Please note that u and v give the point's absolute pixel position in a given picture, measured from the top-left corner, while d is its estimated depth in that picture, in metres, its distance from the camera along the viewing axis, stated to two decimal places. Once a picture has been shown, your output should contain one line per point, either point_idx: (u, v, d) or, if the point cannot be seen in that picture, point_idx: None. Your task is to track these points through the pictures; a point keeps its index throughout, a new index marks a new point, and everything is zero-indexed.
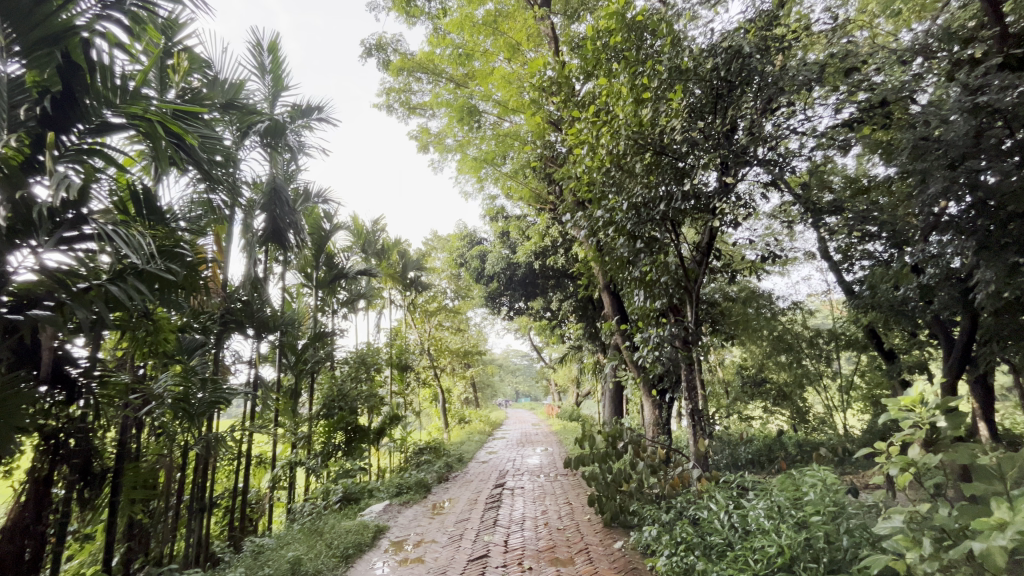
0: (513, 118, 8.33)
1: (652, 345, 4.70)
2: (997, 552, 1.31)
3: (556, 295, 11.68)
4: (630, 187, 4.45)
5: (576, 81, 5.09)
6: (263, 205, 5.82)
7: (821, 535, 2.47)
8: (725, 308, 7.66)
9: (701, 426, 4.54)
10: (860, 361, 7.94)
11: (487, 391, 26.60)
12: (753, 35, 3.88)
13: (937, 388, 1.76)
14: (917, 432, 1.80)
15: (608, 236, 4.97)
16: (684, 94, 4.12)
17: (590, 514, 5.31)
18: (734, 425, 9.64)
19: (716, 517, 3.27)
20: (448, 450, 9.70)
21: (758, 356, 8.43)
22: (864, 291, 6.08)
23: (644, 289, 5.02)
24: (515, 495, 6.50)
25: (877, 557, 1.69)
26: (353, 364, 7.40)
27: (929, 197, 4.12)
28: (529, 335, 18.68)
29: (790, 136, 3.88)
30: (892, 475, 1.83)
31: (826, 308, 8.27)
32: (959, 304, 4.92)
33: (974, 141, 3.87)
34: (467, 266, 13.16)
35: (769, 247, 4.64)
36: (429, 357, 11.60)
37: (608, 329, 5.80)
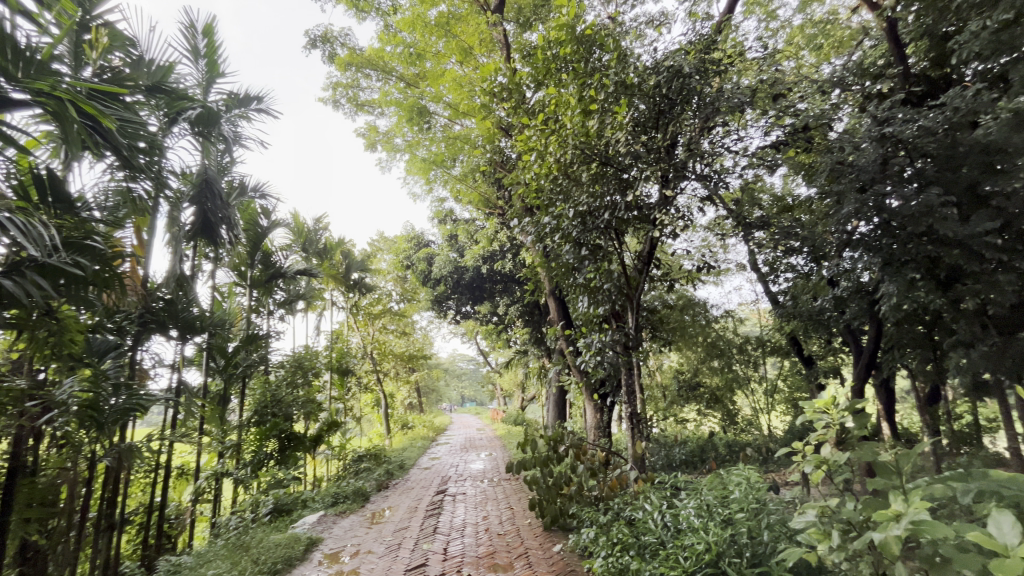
0: (463, 121, 8.32)
1: (595, 350, 4.81)
2: (893, 541, 1.43)
3: (503, 300, 11.74)
4: (576, 195, 4.56)
5: (527, 88, 5.14)
6: (192, 197, 5.43)
7: (743, 530, 2.63)
8: (665, 315, 8.01)
9: (639, 429, 4.64)
10: (783, 366, 8.56)
11: (432, 396, 26.15)
12: (693, 56, 4.05)
13: (846, 392, 1.91)
14: (829, 432, 1.96)
15: (554, 243, 5.04)
16: (629, 108, 4.27)
17: (531, 518, 5.33)
18: (670, 428, 10.05)
19: (650, 517, 3.37)
20: (388, 457, 9.43)
21: (693, 361, 8.85)
22: (787, 302, 6.47)
23: (588, 295, 5.12)
24: (457, 502, 6.40)
25: (792, 550, 1.78)
26: (289, 368, 7.06)
27: (843, 216, 4.53)
28: (476, 340, 18.62)
29: (725, 154, 4.13)
30: (808, 473, 1.97)
31: (754, 316, 8.83)
32: (867, 315, 5.42)
33: (881, 168, 4.34)
34: (413, 269, 12.94)
35: (705, 257, 4.88)
36: (372, 361, 11.26)
37: (553, 334, 5.89)
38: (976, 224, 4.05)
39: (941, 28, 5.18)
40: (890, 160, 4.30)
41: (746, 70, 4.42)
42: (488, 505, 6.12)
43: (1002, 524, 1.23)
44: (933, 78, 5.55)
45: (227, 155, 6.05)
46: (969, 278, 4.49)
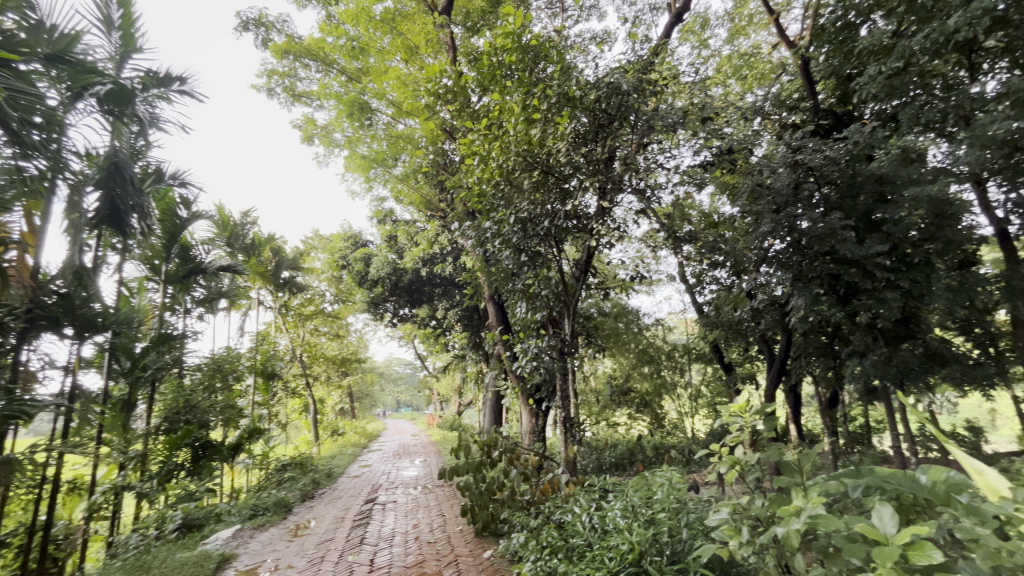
0: (407, 121, 8.16)
1: (531, 355, 4.80)
2: (793, 534, 1.57)
3: (442, 304, 11.61)
4: (517, 202, 4.62)
5: (472, 93, 5.13)
6: (98, 180, 4.91)
7: (664, 530, 2.77)
8: (600, 322, 8.28)
9: (572, 433, 4.77)
10: (706, 372, 9.10)
11: (365, 401, 25.25)
12: (631, 75, 4.23)
13: (758, 396, 2.07)
14: (742, 434, 2.09)
15: (494, 248, 5.04)
16: (571, 120, 4.39)
17: (462, 525, 5.27)
18: (602, 432, 10.34)
19: (578, 520, 3.45)
20: (315, 466, 8.97)
21: (625, 367, 9.22)
22: (711, 311, 6.92)
23: (526, 301, 5.13)
24: (387, 510, 6.21)
25: (707, 547, 1.89)
26: (207, 371, 6.55)
27: (760, 234, 4.91)
28: (414, 344, 18.23)
29: (658, 170, 4.35)
30: (723, 473, 2.10)
31: (682, 325, 9.34)
32: (779, 325, 5.90)
33: (793, 192, 4.75)
34: (349, 269, 12.47)
35: (638, 267, 5.09)
36: (301, 364, 10.69)
37: (491, 338, 5.89)
38: (869, 246, 4.56)
39: (845, 69, 5.82)
40: (801, 185, 4.74)
41: (680, 93, 4.69)
42: (418, 513, 5.98)
43: (882, 515, 1.39)
44: (838, 114, 6.17)
45: (141, 138, 5.54)
46: (863, 294, 5.03)
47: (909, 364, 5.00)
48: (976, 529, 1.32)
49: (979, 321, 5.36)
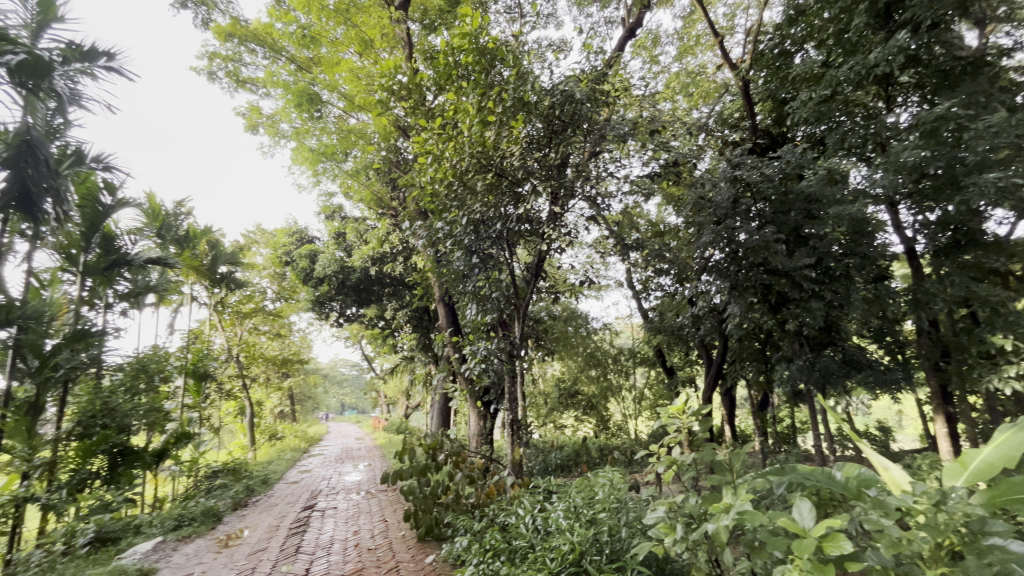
0: (359, 115, 7.95)
1: (480, 358, 4.73)
2: (722, 530, 1.65)
3: (391, 304, 11.36)
4: (470, 203, 4.61)
5: (428, 91, 5.06)
6: (5, 160, 4.43)
7: (604, 529, 2.84)
8: (549, 325, 8.40)
9: (518, 435, 4.79)
10: (650, 376, 9.44)
11: (308, 403, 24.28)
12: (585, 85, 4.33)
13: (695, 399, 2.16)
14: (679, 435, 2.18)
15: (446, 249, 4.99)
16: (525, 124, 4.43)
17: (404, 530, 5.17)
18: (549, 433, 10.46)
19: (522, 522, 3.46)
20: (250, 471, 8.48)
21: (574, 370, 9.40)
22: (655, 317, 7.18)
23: (476, 303, 5.09)
24: (326, 517, 5.98)
25: (644, 545, 1.95)
26: (130, 371, 6.09)
27: (702, 244, 5.15)
28: (361, 345, 17.75)
29: (609, 179, 4.47)
30: (660, 472, 2.17)
31: (628, 329, 9.64)
32: (717, 332, 6.21)
33: (732, 205, 5.02)
34: (293, 266, 11.95)
35: (588, 272, 5.19)
36: (238, 364, 10.11)
37: (440, 340, 5.81)
38: (797, 259, 4.91)
39: (780, 93, 6.24)
40: (739, 199, 5.02)
41: (631, 106, 4.85)
42: (359, 519, 5.79)
43: (802, 510, 1.48)
44: (773, 134, 6.60)
45: (60, 115, 5.05)
46: (792, 303, 5.40)
47: (830, 369, 5.40)
48: (882, 520, 1.43)
49: (890, 330, 5.89)
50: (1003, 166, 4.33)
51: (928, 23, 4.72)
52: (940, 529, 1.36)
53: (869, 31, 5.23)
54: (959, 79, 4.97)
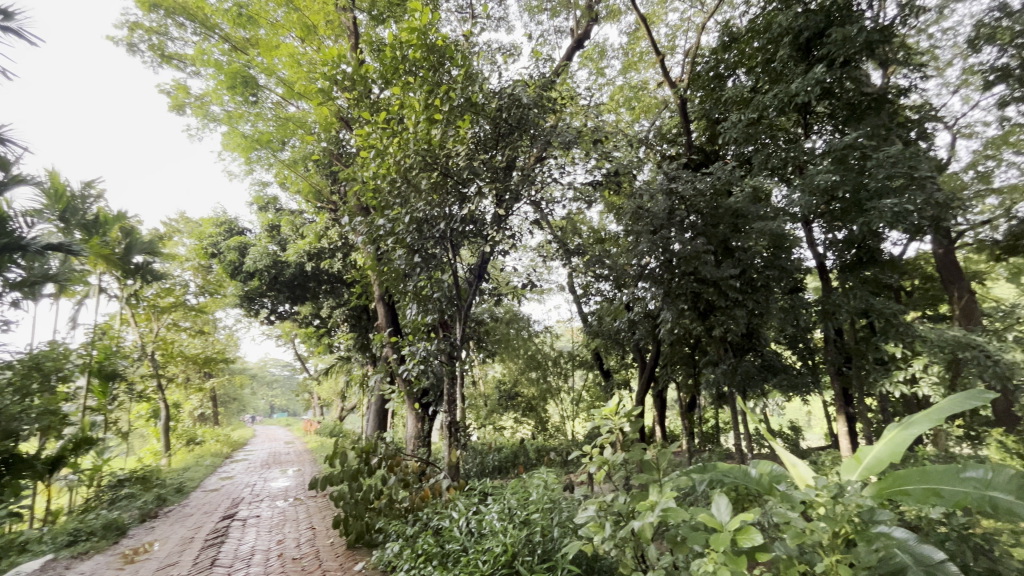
0: (299, 103, 7.58)
1: (419, 359, 4.62)
2: (647, 527, 1.71)
3: (327, 302, 10.91)
4: (413, 202, 4.51)
5: (374, 84, 4.91)
6: None
7: (537, 529, 2.88)
8: (491, 327, 8.43)
9: (456, 438, 4.75)
10: (587, 378, 9.71)
11: (233, 405, 22.80)
12: (532, 90, 4.40)
13: (627, 401, 2.24)
14: (611, 436, 2.25)
15: (387, 246, 4.87)
16: (472, 125, 4.43)
17: (333, 537, 4.97)
18: (488, 435, 10.47)
19: (456, 525, 3.43)
20: (162, 479, 7.79)
21: (514, 372, 9.50)
22: (593, 321, 7.40)
23: (417, 303, 5.00)
24: (247, 526, 5.62)
25: (575, 543, 1.99)
26: (21, 370, 5.46)
27: (639, 252, 5.36)
28: (295, 344, 16.94)
29: (554, 185, 4.55)
30: (593, 472, 2.22)
31: (568, 333, 9.86)
32: (650, 336, 6.49)
33: (667, 216, 5.28)
34: (220, 259, 11.18)
35: (531, 275, 5.25)
36: (153, 364, 9.27)
37: (379, 340, 5.65)
38: (724, 270, 5.25)
39: (714, 113, 6.64)
40: (675, 211, 5.29)
41: (577, 114, 4.98)
42: (285, 528, 5.49)
43: (719, 505, 1.58)
44: (707, 151, 7.01)
45: None
46: (719, 311, 5.75)
47: (750, 373, 5.80)
48: (788, 513, 1.54)
49: (802, 338, 6.41)
50: (898, 193, 4.80)
51: (841, 60, 5.21)
52: (836, 519, 1.49)
53: (791, 62, 5.73)
54: (865, 112, 5.54)
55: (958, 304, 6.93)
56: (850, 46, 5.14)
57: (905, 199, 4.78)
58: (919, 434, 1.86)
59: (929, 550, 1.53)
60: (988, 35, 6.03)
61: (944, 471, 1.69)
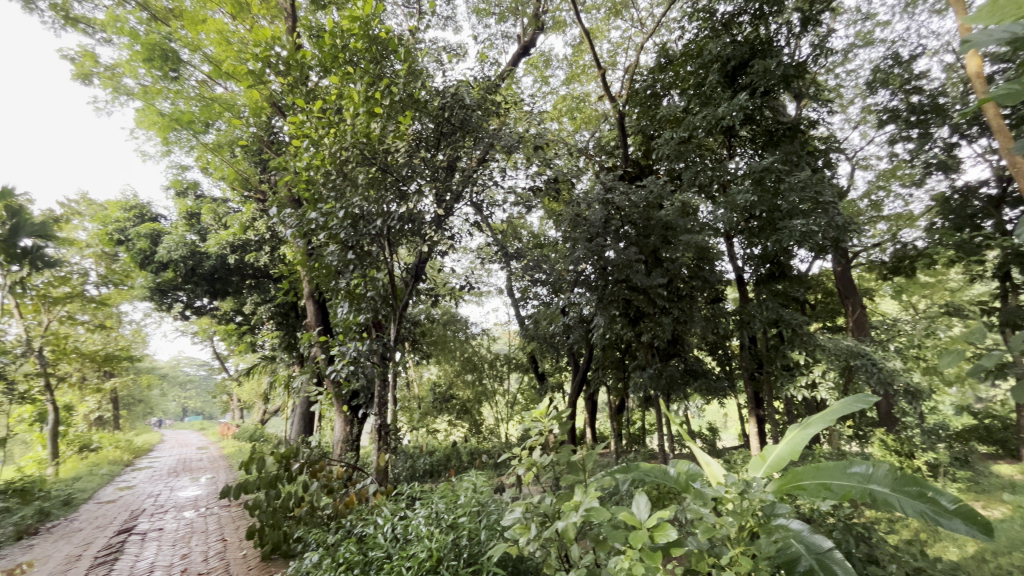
0: (228, 84, 7.09)
1: (348, 359, 4.44)
2: (570, 527, 1.74)
3: (251, 298, 10.23)
4: (349, 196, 4.32)
5: (311, 71, 4.70)
6: None
7: (464, 533, 2.86)
8: (428, 329, 8.31)
9: (386, 441, 4.61)
10: (522, 381, 9.81)
11: (137, 408, 20.74)
12: (476, 92, 4.41)
13: (557, 403, 2.28)
14: (539, 438, 2.29)
15: (318, 242, 4.67)
16: (412, 122, 4.36)
17: (246, 550, 4.64)
18: (421, 438, 10.28)
19: (380, 532, 3.29)
20: (46, 491, 6.91)
21: (449, 374, 9.42)
22: (530, 324, 7.51)
23: (349, 302, 4.81)
24: (146, 541, 5.11)
25: (501, 546, 1.98)
26: None
27: (575, 258, 5.49)
28: (213, 343, 15.78)
29: (496, 188, 4.58)
30: (521, 474, 2.23)
31: (505, 336, 9.97)
32: (584, 341, 6.65)
33: (603, 225, 5.46)
34: (128, 247, 10.18)
35: (469, 277, 5.21)
36: (40, 361, 8.10)
37: (307, 339, 5.38)
38: (653, 278, 5.51)
39: (649, 130, 6.99)
40: (610, 220, 5.48)
41: (521, 119, 5.02)
42: (190, 541, 5.05)
43: (640, 504, 1.65)
44: (642, 165, 7.35)
45: None
46: (648, 318, 6.03)
47: (674, 377, 6.11)
48: (701, 509, 1.63)
49: (721, 344, 6.86)
50: (806, 216, 5.33)
51: (762, 89, 5.68)
52: (742, 514, 1.60)
53: (719, 87, 6.15)
54: (780, 139, 6.07)
55: (852, 317, 7.70)
56: (770, 78, 5.63)
57: (812, 221, 5.27)
58: (816, 433, 2.05)
59: (818, 539, 1.70)
60: (883, 80, 6.81)
61: (834, 466, 1.85)
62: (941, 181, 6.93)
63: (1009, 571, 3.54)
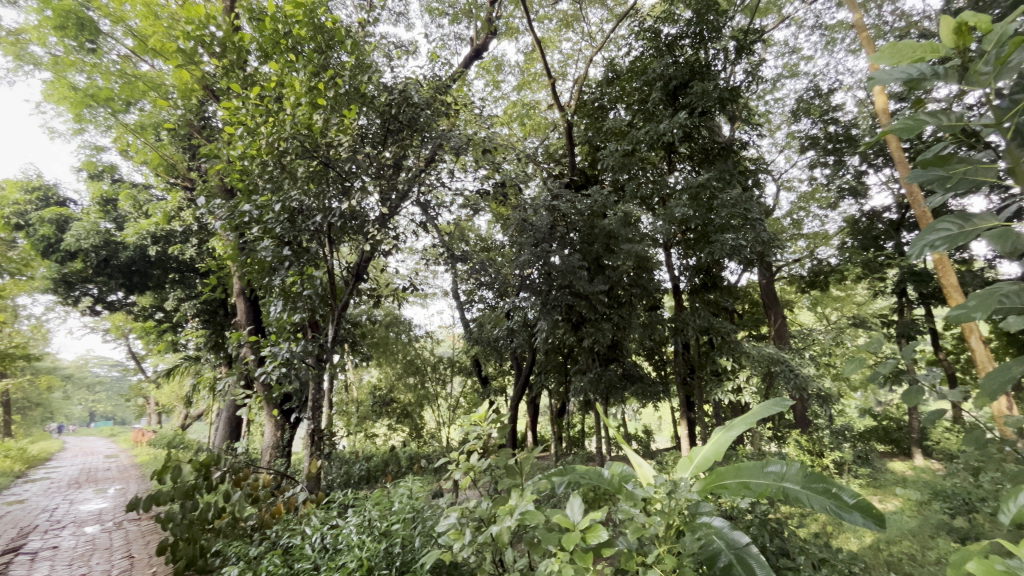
0: (155, 62, 6.56)
1: (280, 361, 4.20)
2: (505, 531, 1.73)
3: (173, 293, 9.45)
4: (287, 189, 4.11)
5: (250, 55, 4.49)
6: None
7: (397, 540, 2.79)
8: (368, 330, 8.05)
9: (319, 447, 4.41)
10: (465, 385, 9.75)
11: (34, 412, 18.62)
12: (426, 91, 4.35)
13: (496, 407, 2.29)
14: (478, 442, 2.28)
15: (251, 236, 4.40)
16: (357, 116, 4.22)
17: (157, 567, 4.28)
18: (358, 443, 9.93)
19: (307, 542, 3.13)
20: None
21: (390, 377, 9.19)
22: (474, 327, 7.48)
23: (284, 300, 4.56)
24: (38, 561, 4.58)
25: (434, 553, 1.95)
26: None
27: (520, 262, 5.53)
28: (129, 341, 14.49)
29: (443, 189, 4.53)
30: (458, 478, 2.21)
31: (449, 339, 9.90)
32: (527, 345, 6.70)
33: (548, 231, 5.55)
34: (29, 232, 9.13)
35: (414, 278, 5.11)
36: None
37: (236, 339, 5.05)
38: (595, 285, 5.65)
39: (596, 141, 7.21)
40: (555, 226, 5.58)
41: (471, 121, 4.99)
42: (91, 559, 4.57)
43: (573, 506, 1.68)
44: (588, 175, 7.55)
45: None
46: (589, 323, 6.16)
47: (612, 381, 6.28)
48: (631, 509, 1.68)
49: (657, 350, 7.16)
50: (736, 231, 5.69)
51: (700, 109, 6.03)
52: (669, 513, 1.68)
53: (661, 105, 6.46)
54: (715, 158, 6.46)
55: (774, 326, 8.27)
56: (707, 99, 5.98)
57: (740, 236, 5.62)
58: (739, 435, 2.17)
59: (737, 535, 1.79)
60: (805, 109, 7.42)
61: (753, 466, 1.96)
62: (852, 205, 7.64)
63: (899, 558, 3.92)
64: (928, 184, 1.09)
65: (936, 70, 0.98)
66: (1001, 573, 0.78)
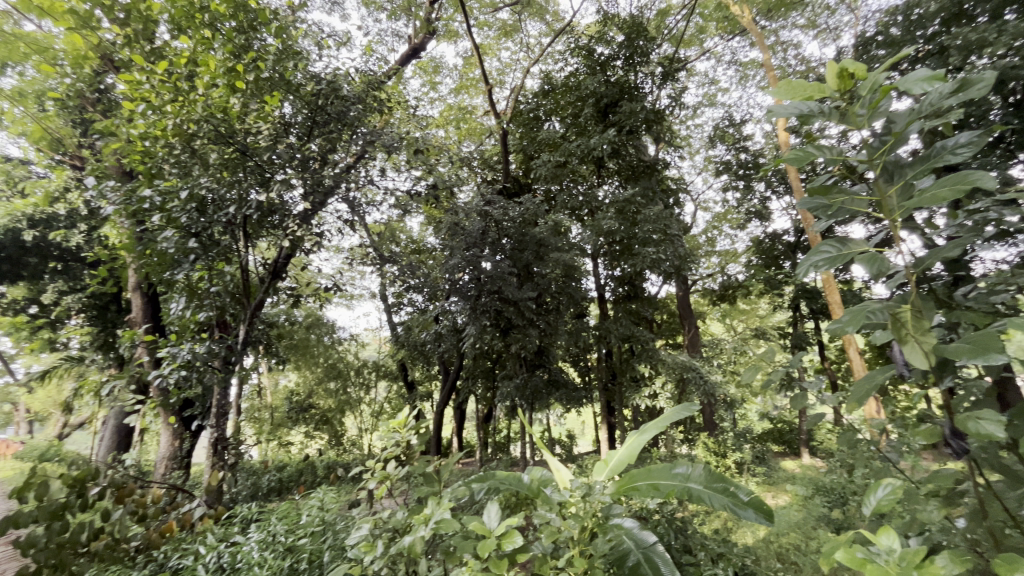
0: (40, 21, 5.79)
1: (180, 363, 3.81)
2: (418, 541, 1.68)
3: (54, 284, 8.33)
4: (195, 175, 3.73)
5: (160, 26, 4.11)
6: None
7: (304, 556, 2.64)
8: (286, 332, 7.58)
9: (222, 456, 4.06)
10: (390, 390, 9.47)
11: None
12: (357, 85, 4.23)
13: (416, 413, 2.22)
14: (396, 449, 2.20)
15: (151, 224, 3.97)
16: (279, 103, 3.97)
17: None
18: (270, 452, 9.30)
19: (201, 562, 2.86)
20: None
21: (310, 382, 8.85)
22: (401, 331, 7.30)
23: (187, 297, 4.15)
24: None
25: (341, 567, 1.85)
26: None
27: (451, 266, 5.56)
28: None
29: (373, 187, 4.40)
30: (372, 487, 2.12)
31: (375, 343, 9.56)
32: (454, 350, 6.61)
33: (480, 237, 5.65)
34: None
35: (338, 278, 4.89)
36: None
37: (128, 338, 4.53)
38: (524, 291, 5.70)
39: (530, 150, 7.30)
40: (487, 232, 5.68)
41: (405, 119, 4.89)
42: None
43: (490, 512, 1.67)
44: (522, 182, 7.63)
45: None
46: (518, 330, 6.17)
47: (538, 387, 6.36)
48: (547, 514, 1.71)
49: (582, 357, 7.35)
50: (657, 245, 6.05)
51: (628, 128, 6.37)
52: (582, 515, 1.72)
53: (593, 120, 6.76)
54: (640, 175, 6.84)
55: (688, 336, 8.83)
56: (634, 119, 6.37)
57: (660, 251, 6.00)
58: (650, 439, 2.27)
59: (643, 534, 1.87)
60: (721, 136, 8.05)
61: (662, 468, 2.07)
62: (757, 226, 8.38)
63: (786, 549, 4.33)
64: (815, 210, 1.20)
65: (822, 109, 1.09)
66: (861, 562, 0.86)
